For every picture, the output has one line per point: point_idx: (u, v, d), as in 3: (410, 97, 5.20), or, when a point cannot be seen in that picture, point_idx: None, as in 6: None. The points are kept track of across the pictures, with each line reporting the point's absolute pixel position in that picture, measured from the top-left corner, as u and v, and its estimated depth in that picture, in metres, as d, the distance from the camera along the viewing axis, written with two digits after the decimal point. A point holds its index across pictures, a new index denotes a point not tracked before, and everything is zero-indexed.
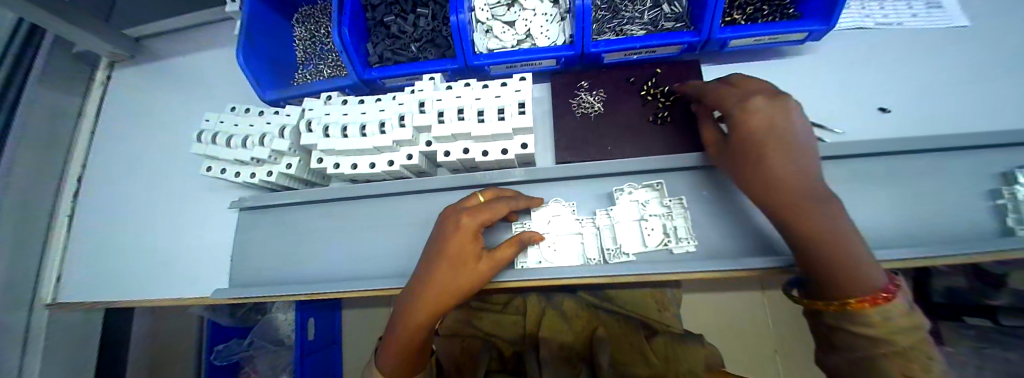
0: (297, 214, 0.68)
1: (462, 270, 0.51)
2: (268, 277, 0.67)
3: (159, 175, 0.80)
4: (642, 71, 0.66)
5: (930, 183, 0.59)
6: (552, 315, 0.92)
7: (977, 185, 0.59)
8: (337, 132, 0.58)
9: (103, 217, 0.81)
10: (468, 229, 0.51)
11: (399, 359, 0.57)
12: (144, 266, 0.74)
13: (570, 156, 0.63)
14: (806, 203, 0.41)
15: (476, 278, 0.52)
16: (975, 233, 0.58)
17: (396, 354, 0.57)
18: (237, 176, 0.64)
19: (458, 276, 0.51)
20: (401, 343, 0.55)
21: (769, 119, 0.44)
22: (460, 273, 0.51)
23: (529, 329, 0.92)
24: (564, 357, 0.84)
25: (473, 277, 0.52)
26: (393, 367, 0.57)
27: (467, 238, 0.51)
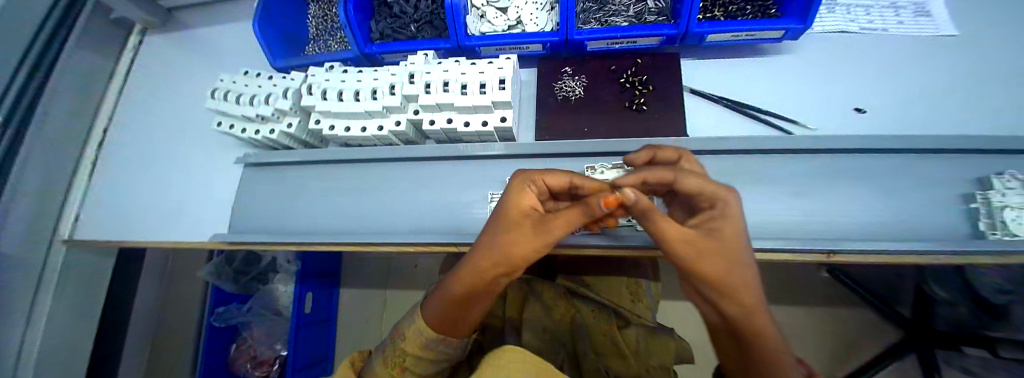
0: (294, 172, 0.74)
1: (510, 224, 0.45)
2: (264, 229, 0.73)
3: (177, 131, 0.88)
4: (623, 60, 0.70)
5: (900, 183, 0.60)
6: (533, 305, 0.90)
7: (949, 188, 0.59)
8: (333, 96, 0.63)
9: (124, 167, 0.88)
10: (524, 180, 0.47)
11: (442, 309, 0.47)
12: (154, 211, 0.81)
13: (547, 134, 0.66)
14: (751, 303, 0.35)
15: (523, 234, 0.44)
16: (945, 236, 0.58)
17: (441, 304, 0.47)
18: (243, 132, 0.70)
19: (504, 227, 0.45)
20: (445, 295, 0.47)
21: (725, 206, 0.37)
22: (506, 226, 0.45)
23: (511, 314, 0.93)
24: (548, 340, 0.83)
25: (519, 231, 0.44)
26: (437, 319, 0.47)
27: (517, 187, 0.47)
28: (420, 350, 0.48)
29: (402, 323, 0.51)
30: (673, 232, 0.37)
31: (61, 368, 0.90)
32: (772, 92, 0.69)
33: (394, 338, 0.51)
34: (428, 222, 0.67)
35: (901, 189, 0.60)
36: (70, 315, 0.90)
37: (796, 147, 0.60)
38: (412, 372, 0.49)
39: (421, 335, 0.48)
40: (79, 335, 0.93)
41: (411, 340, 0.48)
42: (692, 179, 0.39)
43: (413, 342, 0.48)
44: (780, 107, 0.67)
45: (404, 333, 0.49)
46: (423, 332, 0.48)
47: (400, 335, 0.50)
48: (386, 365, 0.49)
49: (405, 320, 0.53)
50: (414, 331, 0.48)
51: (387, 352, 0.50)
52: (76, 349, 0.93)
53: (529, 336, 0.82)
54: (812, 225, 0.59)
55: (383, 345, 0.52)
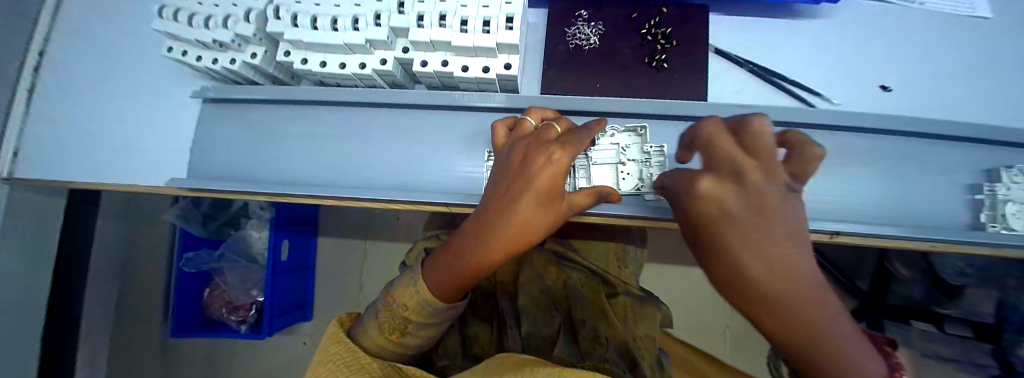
0: (264, 113, 0.65)
1: (549, 209, 0.42)
2: (231, 175, 0.65)
3: (120, 56, 0.74)
4: (646, 8, 0.62)
5: (912, 169, 0.58)
6: (528, 270, 0.92)
7: (957, 177, 0.58)
8: (305, 23, 0.53)
9: (66, 95, 0.74)
10: (541, 141, 0.43)
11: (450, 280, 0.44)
12: (99, 148, 0.71)
13: (554, 89, 0.60)
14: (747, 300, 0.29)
15: (557, 221, 0.43)
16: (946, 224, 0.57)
17: (453, 280, 0.44)
18: (196, 61, 0.59)
19: (543, 214, 0.41)
20: (461, 271, 0.43)
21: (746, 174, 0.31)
22: (545, 212, 0.41)
23: (505, 278, 0.94)
24: (543, 303, 0.83)
25: (556, 218, 0.43)
26: (442, 287, 0.45)
27: (561, 171, 0.41)
28: (422, 317, 0.46)
29: (401, 289, 0.47)
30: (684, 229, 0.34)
31: (17, 314, 0.83)
32: (800, 59, 0.63)
33: (387, 301, 0.47)
34: (418, 178, 0.61)
35: (911, 175, 0.58)
36: (17, 261, 0.81)
37: (819, 122, 0.56)
38: (416, 335, 0.46)
39: (424, 305, 0.45)
40: (33, 283, 0.86)
41: (416, 304, 0.45)
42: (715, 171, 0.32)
43: (416, 309, 0.45)
44: (806, 77, 0.62)
45: (404, 303, 0.46)
46: (427, 303, 0.45)
47: (399, 302, 0.46)
48: (386, 327, 0.45)
49: (400, 284, 0.49)
50: (414, 296, 0.46)
51: (383, 314, 0.46)
52: (30, 294, 0.86)
53: (524, 296, 0.83)
54: (818, 205, 0.58)
55: (376, 307, 0.48)
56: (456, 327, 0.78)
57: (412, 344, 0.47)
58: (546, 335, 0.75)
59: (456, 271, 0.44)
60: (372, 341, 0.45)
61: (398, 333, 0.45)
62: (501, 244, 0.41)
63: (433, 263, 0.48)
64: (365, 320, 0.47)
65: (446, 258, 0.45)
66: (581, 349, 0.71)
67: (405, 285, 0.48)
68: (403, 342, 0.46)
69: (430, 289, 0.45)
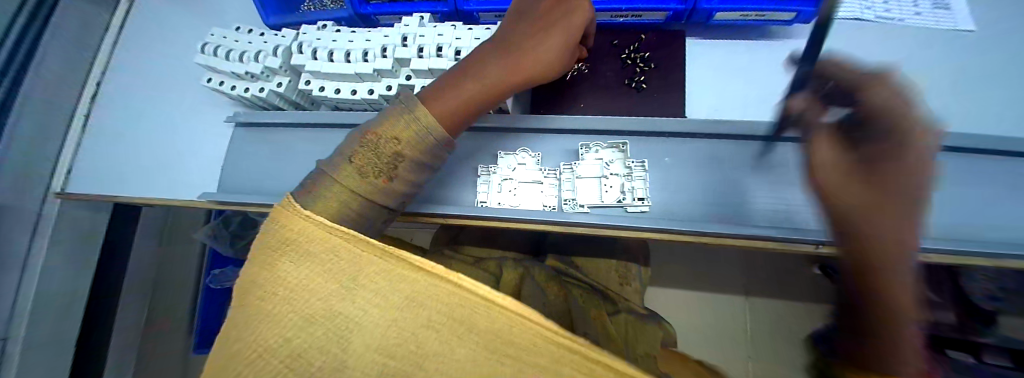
0: (286, 135, 0.73)
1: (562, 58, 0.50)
2: (254, 190, 0.73)
3: (168, 88, 0.86)
4: (626, 35, 0.67)
5: None
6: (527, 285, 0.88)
7: (956, 188, 0.56)
8: (323, 56, 0.62)
9: (119, 122, 0.85)
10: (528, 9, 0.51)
11: (457, 104, 0.46)
12: (143, 166, 0.81)
13: (542, 109, 0.65)
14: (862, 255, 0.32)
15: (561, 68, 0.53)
16: (950, 237, 0.55)
17: (459, 103, 0.46)
18: (231, 89, 0.68)
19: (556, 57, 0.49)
20: (472, 96, 0.47)
21: (913, 139, 0.29)
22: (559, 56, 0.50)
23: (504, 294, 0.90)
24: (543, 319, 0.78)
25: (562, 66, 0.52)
26: (448, 113, 0.45)
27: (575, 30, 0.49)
28: (417, 152, 0.42)
29: (391, 124, 0.42)
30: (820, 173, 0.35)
31: (56, 317, 0.91)
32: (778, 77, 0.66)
33: (367, 141, 0.42)
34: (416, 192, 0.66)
35: None
36: (63, 268, 0.90)
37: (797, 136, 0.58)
38: (403, 180, 0.42)
39: (426, 131, 0.42)
40: (75, 288, 0.94)
41: (409, 141, 0.42)
42: (826, 140, 0.32)
43: (412, 141, 0.42)
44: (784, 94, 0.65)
45: (396, 135, 0.42)
46: (424, 127, 0.42)
47: (388, 138, 0.42)
48: (366, 168, 0.41)
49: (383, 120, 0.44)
50: (410, 129, 0.42)
51: (360, 153, 0.41)
52: (70, 301, 0.94)
53: None
54: None
55: (349, 148, 0.43)
56: None
57: (399, 191, 0.43)
58: None
59: (467, 97, 0.46)
60: (340, 196, 0.40)
61: (382, 179, 0.41)
62: (526, 74, 0.48)
63: (429, 94, 0.47)
64: (334, 162, 0.42)
65: (453, 88, 0.46)
66: None
67: (394, 119, 0.43)
68: (383, 190, 0.42)
69: (434, 112, 0.44)
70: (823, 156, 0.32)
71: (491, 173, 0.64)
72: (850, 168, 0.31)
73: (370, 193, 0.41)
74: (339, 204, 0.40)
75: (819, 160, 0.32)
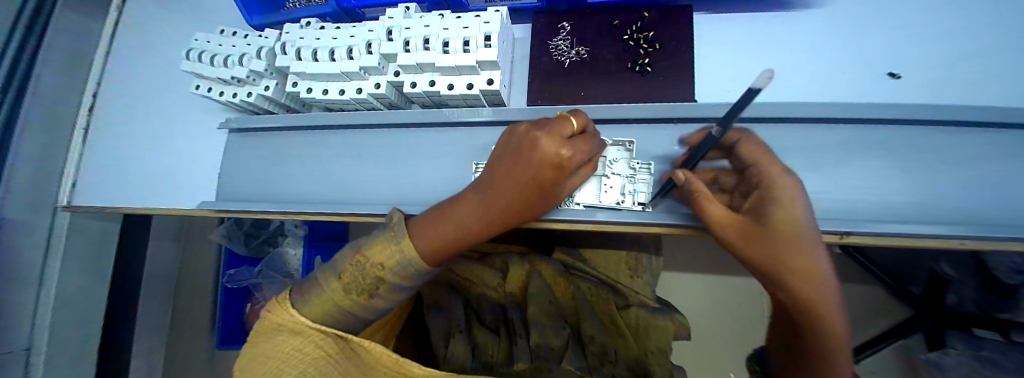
0: (278, 138, 0.72)
1: (552, 192, 0.44)
2: (252, 196, 0.72)
3: (162, 96, 0.85)
4: (628, 13, 0.61)
5: (950, 159, 0.50)
6: (535, 279, 0.90)
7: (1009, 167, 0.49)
8: (307, 56, 0.59)
9: (117, 131, 0.85)
10: (560, 134, 0.39)
11: (441, 247, 0.45)
12: (143, 176, 0.81)
13: (540, 100, 0.61)
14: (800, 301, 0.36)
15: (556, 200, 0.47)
16: (996, 220, 0.49)
17: (441, 244, 0.45)
18: (220, 96, 0.66)
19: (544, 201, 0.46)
20: (452, 238, 0.45)
21: (778, 186, 0.37)
22: (546, 199, 0.45)
23: (514, 291, 0.93)
24: (552, 315, 0.81)
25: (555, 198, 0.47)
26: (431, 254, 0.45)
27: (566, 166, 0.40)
28: (401, 278, 0.45)
29: (377, 247, 0.45)
30: (722, 218, 0.41)
31: (81, 323, 0.95)
32: (796, 52, 0.60)
33: (361, 256, 0.45)
34: (412, 192, 0.66)
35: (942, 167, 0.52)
36: (80, 276, 0.93)
37: (820, 117, 0.52)
38: (382, 298, 0.46)
39: (410, 268, 0.44)
40: (95, 294, 0.97)
41: (391, 268, 0.44)
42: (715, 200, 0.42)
43: (395, 268, 0.44)
44: (801, 71, 0.59)
45: (378, 260, 0.44)
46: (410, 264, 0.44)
47: (373, 261, 0.44)
48: (349, 286, 0.45)
49: (376, 240, 0.46)
50: (393, 255, 0.45)
51: (348, 271, 0.45)
52: (92, 307, 0.97)
53: (534, 309, 0.80)
54: (829, 202, 0.54)
55: (341, 265, 0.46)
56: (462, 333, 0.77)
57: (378, 308, 0.46)
58: (554, 346, 0.75)
59: (449, 240, 0.46)
60: (324, 304, 0.45)
61: (363, 297, 0.45)
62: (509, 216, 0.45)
63: (418, 225, 0.47)
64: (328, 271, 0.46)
65: (434, 225, 0.46)
66: (588, 364, 0.75)
67: (380, 245, 0.45)
68: (367, 304, 0.45)
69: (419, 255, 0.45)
70: (717, 212, 0.42)
71: None
72: (739, 221, 0.40)
73: (354, 306, 0.45)
74: (324, 313, 0.44)
75: (715, 215, 0.42)
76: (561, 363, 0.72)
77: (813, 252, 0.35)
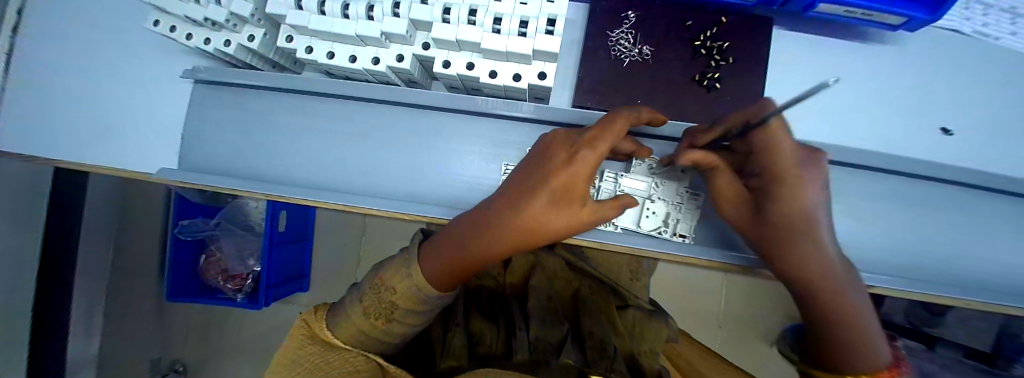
0: (262, 101, 0.59)
1: (563, 209, 0.44)
2: (224, 166, 0.59)
3: (89, 19, 0.65)
4: (703, 15, 0.54)
5: None
6: (538, 274, 0.91)
7: None
8: (311, 5, 0.46)
9: (38, 61, 0.64)
10: (568, 143, 0.44)
11: (450, 264, 0.47)
12: (70, 123, 0.63)
13: (589, 100, 0.53)
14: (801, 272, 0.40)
15: (572, 227, 0.45)
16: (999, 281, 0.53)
17: (448, 259, 0.47)
18: (187, 39, 0.52)
19: (554, 221, 0.44)
20: (460, 255, 0.47)
21: (778, 146, 0.36)
22: (556, 217, 0.44)
23: (513, 283, 0.93)
24: (551, 310, 0.78)
25: (570, 225, 0.45)
26: (439, 272, 0.47)
27: (580, 176, 0.41)
28: (411, 303, 0.48)
29: (390, 273, 0.50)
30: (726, 188, 0.44)
31: None
32: (860, 88, 0.57)
33: (377, 286, 0.49)
34: (426, 186, 0.57)
35: None
36: None
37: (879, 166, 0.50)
38: (399, 322, 0.48)
39: (416, 291, 0.47)
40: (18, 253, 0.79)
41: (403, 294, 0.48)
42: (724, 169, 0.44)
43: (406, 294, 0.47)
44: (861, 110, 0.56)
45: (393, 287, 0.48)
46: (419, 288, 0.47)
47: (387, 286, 0.49)
48: (369, 310, 0.48)
49: (392, 268, 0.51)
50: (405, 280, 0.48)
51: (368, 297, 0.49)
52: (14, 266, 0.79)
53: (533, 302, 0.79)
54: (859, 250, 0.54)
55: (363, 291, 0.51)
56: (461, 323, 0.71)
57: (396, 331, 0.49)
58: (551, 341, 0.66)
59: (455, 254, 0.47)
60: (348, 330, 0.48)
61: (381, 321, 0.48)
62: (516, 236, 0.45)
63: (430, 245, 0.50)
64: (351, 299, 0.51)
65: (446, 243, 0.48)
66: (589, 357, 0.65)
67: (394, 270, 0.50)
68: (382, 329, 0.48)
69: (425, 274, 0.48)
70: (723, 182, 0.44)
71: None
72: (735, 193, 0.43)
73: (371, 332, 0.48)
74: (350, 336, 0.48)
75: (721, 185, 0.44)
76: (558, 356, 0.61)
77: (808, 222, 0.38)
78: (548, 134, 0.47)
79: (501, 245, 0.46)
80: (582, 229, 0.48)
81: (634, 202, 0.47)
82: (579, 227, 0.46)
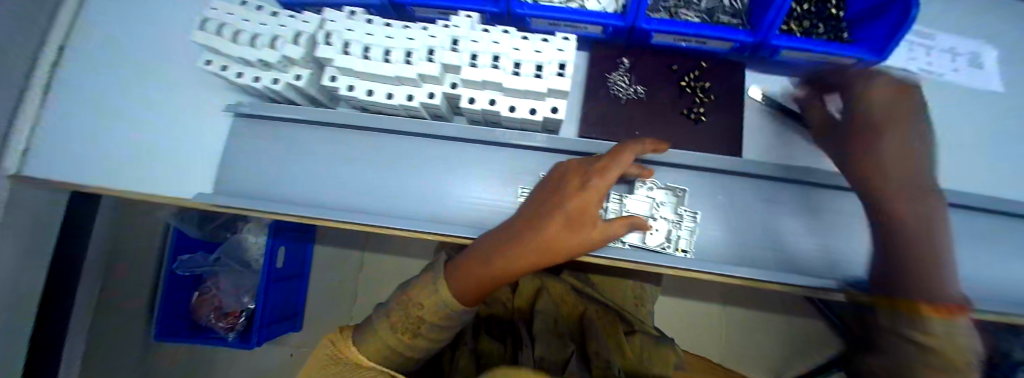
0: (299, 132, 0.64)
1: (578, 229, 0.49)
2: (256, 191, 0.64)
3: (139, 63, 0.72)
4: (686, 61, 0.64)
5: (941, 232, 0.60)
6: (544, 297, 0.90)
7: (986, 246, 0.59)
8: (357, 51, 0.54)
9: (86, 99, 0.70)
10: (581, 170, 0.50)
11: (472, 282, 0.51)
12: (108, 154, 0.68)
13: (594, 132, 0.60)
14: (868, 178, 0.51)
15: (586, 244, 0.50)
16: (973, 289, 0.58)
17: (472, 277, 0.51)
18: (238, 77, 0.58)
19: (570, 240, 0.49)
20: (481, 275, 0.50)
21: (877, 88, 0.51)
22: (572, 237, 0.49)
23: (520, 306, 0.93)
24: (555, 331, 0.78)
25: (584, 243, 0.50)
26: (462, 290, 0.51)
27: (594, 199, 0.47)
28: (438, 318, 0.51)
29: (418, 289, 0.52)
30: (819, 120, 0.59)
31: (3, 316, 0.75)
32: None
33: (403, 303, 0.52)
34: (448, 209, 0.61)
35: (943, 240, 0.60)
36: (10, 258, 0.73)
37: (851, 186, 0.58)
38: (424, 336, 0.51)
39: (444, 308, 0.50)
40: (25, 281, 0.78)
41: (430, 308, 0.50)
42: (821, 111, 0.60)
43: (432, 309, 0.50)
44: None
45: (421, 301, 0.51)
46: (447, 306, 0.51)
47: (414, 301, 0.51)
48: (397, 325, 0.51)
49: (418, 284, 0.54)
50: (432, 295, 0.51)
51: (394, 311, 0.51)
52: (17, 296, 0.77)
53: (539, 323, 0.79)
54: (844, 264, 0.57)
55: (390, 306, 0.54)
56: (469, 343, 0.73)
57: (421, 346, 0.52)
58: (556, 359, 0.65)
59: (478, 274, 0.50)
60: (374, 347, 0.50)
61: (408, 336, 0.50)
62: (536, 254, 0.50)
63: (454, 265, 0.54)
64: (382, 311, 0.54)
65: (469, 263, 0.51)
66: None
67: (425, 284, 0.53)
68: (410, 343, 0.51)
69: (451, 292, 0.51)
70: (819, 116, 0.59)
71: None
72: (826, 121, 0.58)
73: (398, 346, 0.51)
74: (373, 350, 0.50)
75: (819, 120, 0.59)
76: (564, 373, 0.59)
77: (874, 125, 0.51)
78: (562, 163, 0.54)
79: (521, 263, 0.50)
80: (594, 246, 0.52)
81: (640, 221, 0.52)
82: (592, 245, 0.51)
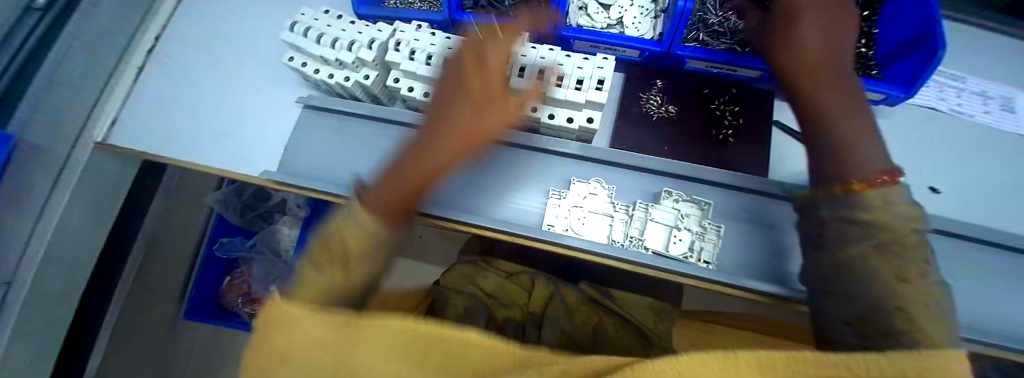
0: (356, 125, 0.72)
1: (476, 99, 0.50)
2: (313, 174, 0.71)
3: (222, 58, 0.83)
4: (717, 86, 0.69)
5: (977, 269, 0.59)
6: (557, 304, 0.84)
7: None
8: (421, 57, 0.61)
9: (172, 86, 0.81)
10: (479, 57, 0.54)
11: (394, 176, 0.46)
12: (186, 132, 0.77)
13: (625, 143, 0.65)
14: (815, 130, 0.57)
15: (501, 117, 0.51)
16: (1017, 331, 0.57)
17: (393, 171, 0.46)
18: (315, 73, 0.66)
19: (474, 113, 0.50)
20: (402, 175, 0.46)
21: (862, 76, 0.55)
22: (476, 110, 0.50)
23: (534, 308, 0.87)
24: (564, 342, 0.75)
25: (497, 115, 0.51)
26: (380, 193, 0.44)
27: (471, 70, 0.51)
28: None
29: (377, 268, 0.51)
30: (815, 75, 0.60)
31: (70, 270, 0.81)
32: None
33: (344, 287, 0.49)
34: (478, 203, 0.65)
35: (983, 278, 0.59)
36: (80, 220, 0.77)
37: None
38: None
39: (361, 230, 0.42)
40: (94, 241, 0.84)
41: None
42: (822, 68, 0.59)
43: None
44: None
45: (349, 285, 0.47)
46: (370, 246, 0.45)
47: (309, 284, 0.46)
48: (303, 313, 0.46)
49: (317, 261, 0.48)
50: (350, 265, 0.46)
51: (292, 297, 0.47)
52: (81, 255, 0.82)
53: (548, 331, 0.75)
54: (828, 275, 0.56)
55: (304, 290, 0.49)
56: None
57: None
58: None
59: (400, 171, 0.46)
60: None
61: None
62: (460, 137, 0.48)
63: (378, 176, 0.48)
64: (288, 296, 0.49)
65: (396, 166, 0.47)
66: None
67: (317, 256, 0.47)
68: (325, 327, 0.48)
69: (367, 203, 0.44)
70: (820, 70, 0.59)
71: (561, 197, 0.62)
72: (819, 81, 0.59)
73: None
74: None
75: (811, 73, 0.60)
76: None
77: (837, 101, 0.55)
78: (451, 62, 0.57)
79: (449, 152, 0.48)
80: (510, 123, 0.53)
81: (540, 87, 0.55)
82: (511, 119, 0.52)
